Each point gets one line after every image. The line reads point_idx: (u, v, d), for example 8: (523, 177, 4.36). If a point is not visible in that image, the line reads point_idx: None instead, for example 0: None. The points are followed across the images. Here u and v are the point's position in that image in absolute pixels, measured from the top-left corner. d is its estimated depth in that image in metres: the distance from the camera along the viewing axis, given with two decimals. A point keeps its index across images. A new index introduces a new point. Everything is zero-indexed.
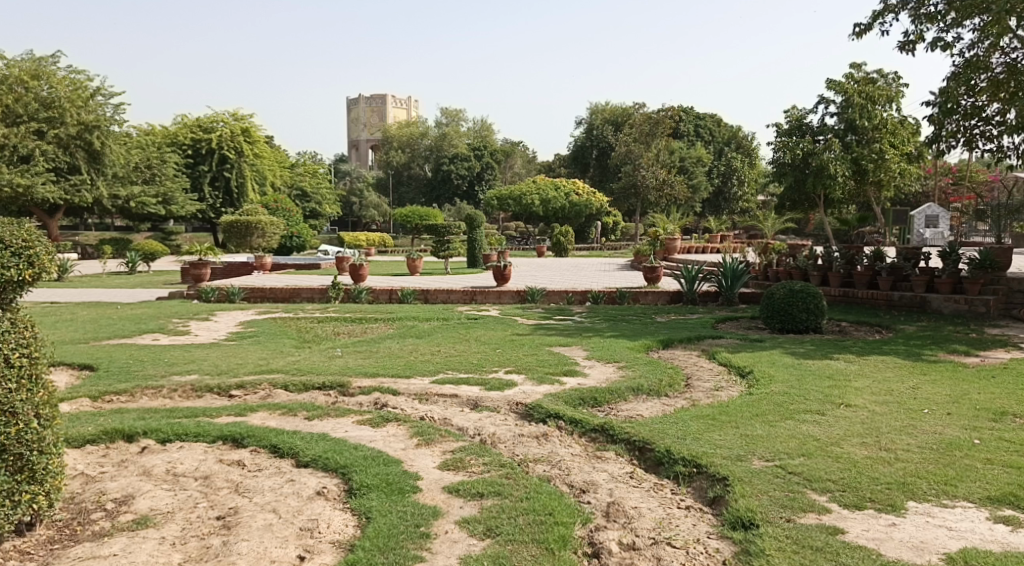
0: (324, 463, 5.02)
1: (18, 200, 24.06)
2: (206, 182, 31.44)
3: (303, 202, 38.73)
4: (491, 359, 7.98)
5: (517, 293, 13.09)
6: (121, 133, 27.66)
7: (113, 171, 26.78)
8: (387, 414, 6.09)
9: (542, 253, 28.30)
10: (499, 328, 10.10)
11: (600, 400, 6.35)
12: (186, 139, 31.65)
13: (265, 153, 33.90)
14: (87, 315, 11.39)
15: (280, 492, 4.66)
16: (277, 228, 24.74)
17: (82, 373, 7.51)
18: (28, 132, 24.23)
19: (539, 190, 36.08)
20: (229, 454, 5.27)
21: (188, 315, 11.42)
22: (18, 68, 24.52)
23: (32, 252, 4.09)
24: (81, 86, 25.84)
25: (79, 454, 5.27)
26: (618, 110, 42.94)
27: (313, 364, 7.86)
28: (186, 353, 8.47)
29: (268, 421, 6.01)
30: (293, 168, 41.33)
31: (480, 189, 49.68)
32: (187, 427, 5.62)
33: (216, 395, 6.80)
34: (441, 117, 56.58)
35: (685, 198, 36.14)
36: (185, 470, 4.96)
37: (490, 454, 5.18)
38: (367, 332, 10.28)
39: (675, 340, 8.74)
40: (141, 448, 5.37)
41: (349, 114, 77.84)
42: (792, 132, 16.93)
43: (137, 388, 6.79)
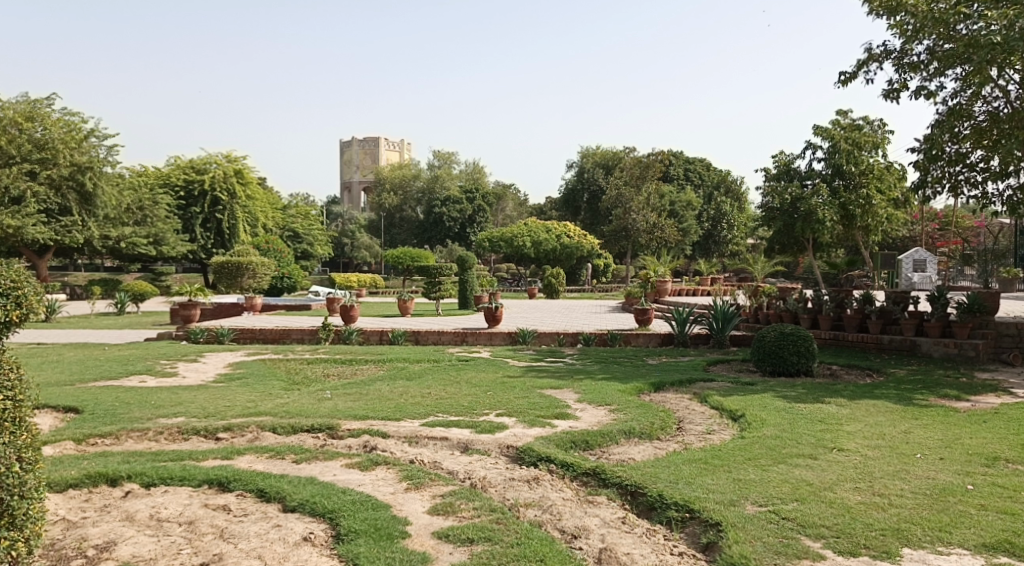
0: (311, 507, 4.94)
1: (8, 240, 24.01)
2: (198, 223, 31.46)
3: (295, 243, 38.79)
4: (481, 402, 7.92)
5: (509, 334, 13.05)
6: (114, 174, 27.74)
7: (105, 213, 26.77)
8: (376, 457, 6.02)
9: (533, 294, 28.36)
10: (490, 370, 10.05)
11: (592, 443, 6.30)
12: (179, 181, 31.79)
13: (258, 195, 34.04)
14: (74, 356, 11.29)
15: (266, 537, 4.58)
16: (269, 269, 24.71)
17: (67, 416, 7.41)
18: (21, 173, 24.33)
19: (530, 232, 36.29)
20: (215, 498, 5.19)
21: (177, 357, 11.34)
22: (13, 110, 24.82)
23: (21, 293, 4.06)
24: (75, 128, 26.03)
25: (60, 499, 5.17)
26: (609, 153, 43.54)
27: (302, 406, 7.79)
28: (173, 394, 8.38)
29: (254, 464, 5.94)
30: (285, 209, 41.45)
31: (472, 231, 49.96)
32: (173, 470, 5.53)
33: (203, 437, 6.71)
34: (434, 159, 57.07)
35: (675, 241, 36.39)
36: (169, 515, 4.87)
37: (481, 498, 5.11)
38: (357, 374, 10.20)
39: (667, 384, 8.69)
40: (124, 493, 5.27)
41: (342, 156, 78.60)
42: (780, 176, 17.21)
43: (123, 431, 6.72)
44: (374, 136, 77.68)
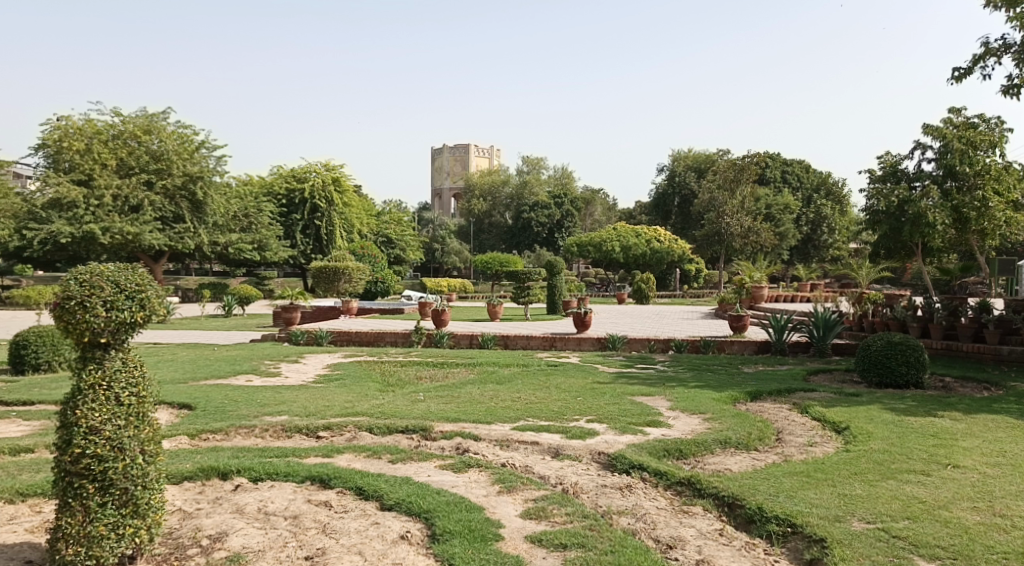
0: (408, 507, 5.05)
1: (128, 246, 25.64)
2: (298, 230, 32.71)
3: (388, 248, 39.76)
4: (572, 407, 7.90)
5: (598, 340, 12.95)
6: (222, 183, 29.25)
7: (214, 220, 28.21)
8: (469, 460, 6.11)
9: (622, 299, 28.11)
10: (580, 375, 10.02)
11: (686, 452, 6.19)
12: (281, 189, 33.19)
13: (354, 202, 35.05)
14: (186, 356, 11.92)
15: (365, 534, 4.71)
16: (363, 274, 25.18)
17: (181, 412, 7.85)
18: (139, 183, 26.24)
19: (620, 237, 36.03)
20: (317, 495, 5.37)
21: (279, 358, 11.80)
22: (133, 124, 26.84)
23: (144, 295, 4.33)
24: (188, 141, 27.77)
25: (177, 491, 5.47)
26: (702, 156, 42.69)
27: (396, 407, 7.98)
28: (277, 394, 8.72)
29: (353, 462, 6.11)
30: (379, 216, 42.58)
31: (560, 236, 50.02)
32: (278, 466, 5.77)
33: (304, 435, 6.97)
34: (522, 165, 57.22)
35: (772, 245, 35.27)
36: (276, 509, 5.08)
37: (574, 504, 5.10)
38: (448, 376, 10.37)
39: (764, 393, 8.46)
40: (234, 486, 5.53)
41: (434, 164, 80.29)
42: (886, 177, 16.63)
43: (232, 427, 7.05)
44: (464, 143, 78.72)
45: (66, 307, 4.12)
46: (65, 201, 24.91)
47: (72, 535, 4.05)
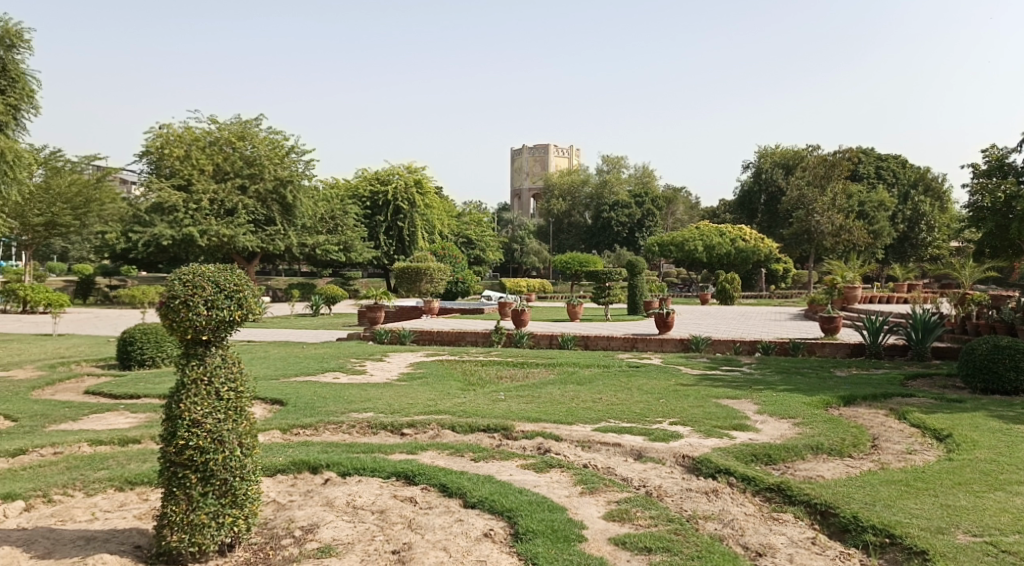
0: (491, 505, 5.09)
1: (224, 248, 26.82)
2: (381, 231, 33.43)
3: (468, 249, 40.19)
4: (655, 409, 7.80)
5: (681, 341, 12.73)
6: (310, 187, 30.17)
7: (303, 222, 29.07)
8: (551, 460, 6.10)
9: (706, 299, 27.57)
10: (663, 377, 9.86)
11: (775, 458, 6.02)
12: (366, 192, 34.04)
13: (435, 203, 35.52)
14: (278, 353, 12.37)
15: (450, 531, 4.77)
16: (444, 274, 25.47)
17: (274, 407, 8.14)
18: (234, 188, 27.38)
19: (703, 236, 35.34)
20: (402, 490, 5.48)
21: (365, 356, 12.08)
22: (228, 131, 28.10)
23: (242, 295, 4.50)
24: (279, 146, 28.82)
25: (271, 483, 5.67)
26: (790, 152, 41.40)
27: (478, 406, 8.05)
28: (363, 391, 8.94)
29: (437, 459, 6.21)
30: (460, 217, 43.08)
31: (641, 235, 49.49)
32: (365, 462, 5.91)
33: (389, 432, 7.11)
34: (603, 164, 56.81)
35: (865, 244, 33.90)
36: (364, 503, 5.20)
37: (658, 507, 5.03)
38: (529, 376, 10.38)
39: (858, 398, 8.14)
40: (324, 480, 5.70)
41: (514, 164, 80.71)
42: (991, 172, 15.74)
43: (321, 423, 7.26)
44: (544, 143, 78.74)
45: (171, 305, 4.32)
46: (167, 205, 26.25)
47: (177, 522, 4.25)
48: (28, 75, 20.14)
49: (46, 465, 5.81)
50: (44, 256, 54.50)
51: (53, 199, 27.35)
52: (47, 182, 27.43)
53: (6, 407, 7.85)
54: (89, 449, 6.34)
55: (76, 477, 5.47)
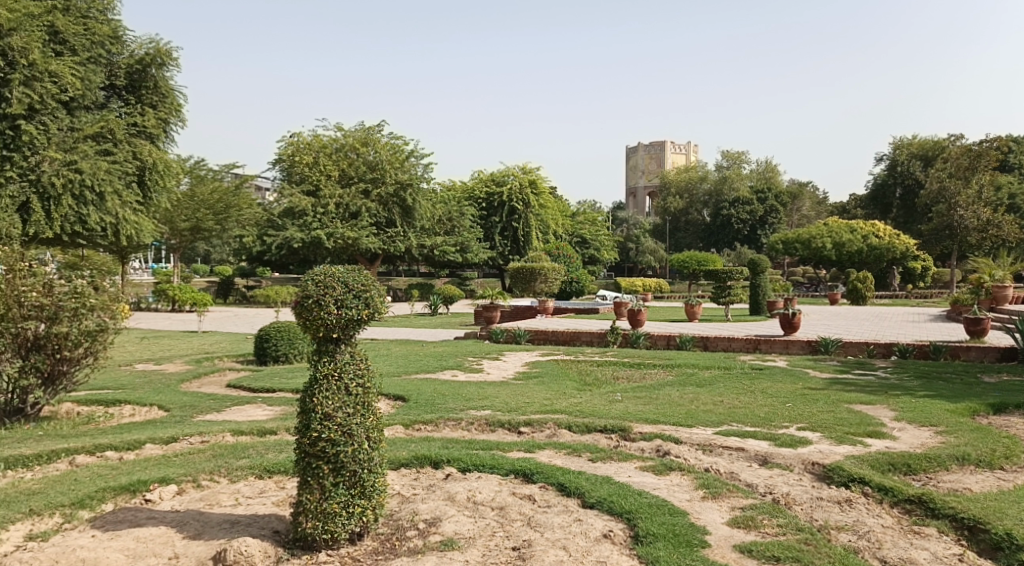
0: (610, 506, 5.04)
1: (348, 250, 27.94)
2: (496, 232, 33.89)
3: (582, 248, 40.09)
4: (781, 414, 7.50)
5: (808, 343, 12.20)
6: (429, 190, 30.97)
7: (422, 224, 29.76)
8: (670, 462, 5.99)
9: (835, 299, 26.28)
10: (789, 380, 9.47)
11: (915, 468, 5.66)
12: (482, 193, 34.58)
13: (550, 204, 35.57)
14: (399, 351, 12.77)
15: (569, 530, 4.77)
16: (559, 274, 25.42)
17: (396, 403, 8.42)
18: (358, 192, 28.53)
19: (832, 233, 33.69)
20: (521, 488, 5.52)
21: (482, 355, 12.28)
22: (352, 138, 29.53)
23: (369, 295, 4.67)
24: (399, 150, 29.81)
25: (396, 476, 5.86)
26: (929, 143, 38.88)
27: (595, 406, 8.01)
28: (481, 389, 9.08)
29: (554, 458, 6.22)
30: (574, 217, 43.02)
31: (763, 233, 47.83)
32: (484, 458, 6.01)
33: (507, 430, 7.19)
34: (722, 160, 55.21)
35: (1016, 240, 31.27)
36: (484, 499, 5.28)
37: (786, 516, 4.84)
38: (646, 378, 10.23)
39: (1010, 406, 7.53)
40: (446, 475, 5.82)
41: (629, 162, 79.84)
42: None
43: (441, 419, 7.43)
44: (661, 140, 77.34)
45: (304, 305, 4.55)
46: (297, 210, 27.67)
47: (312, 510, 4.46)
48: (176, 90, 21.78)
49: (195, 453, 6.25)
50: (189, 257, 58.79)
51: (197, 205, 29.42)
52: (192, 190, 29.54)
53: (159, 398, 8.50)
54: (231, 439, 6.77)
55: (221, 465, 5.84)
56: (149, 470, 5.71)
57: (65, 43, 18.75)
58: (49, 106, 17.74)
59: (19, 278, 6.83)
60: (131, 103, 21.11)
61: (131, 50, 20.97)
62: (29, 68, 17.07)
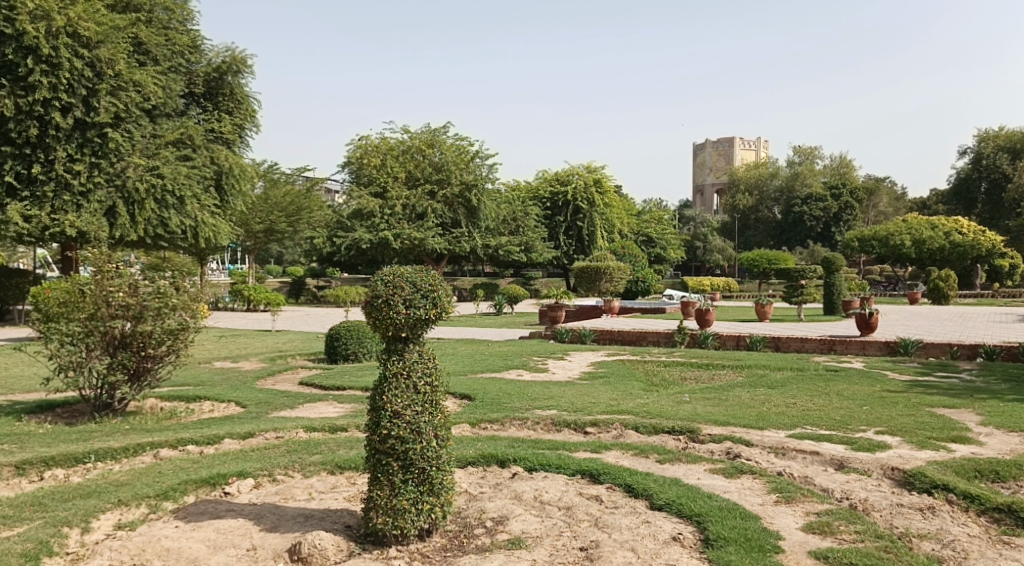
0: (679, 508, 4.97)
1: (415, 250, 28.32)
2: (561, 231, 33.81)
3: (649, 247, 39.67)
4: (858, 417, 7.26)
5: (886, 344, 11.78)
6: (494, 190, 31.12)
7: (486, 224, 29.90)
8: (741, 465, 5.87)
9: (914, 298, 25.30)
10: (866, 382, 9.17)
11: (1003, 475, 5.40)
12: (546, 193, 34.57)
13: (615, 203, 35.29)
14: (465, 350, 12.87)
15: (637, 532, 4.72)
16: (625, 273, 25.18)
17: (463, 402, 8.49)
18: (424, 193, 28.89)
19: (911, 230, 32.44)
20: (588, 488, 5.49)
21: (547, 354, 12.27)
22: (419, 140, 30.02)
23: (437, 294, 4.72)
24: (464, 151, 30.08)
25: (463, 474, 5.90)
26: (1017, 135, 37.08)
27: (662, 407, 7.90)
28: (547, 389, 9.07)
29: (621, 459, 6.17)
30: (640, 215, 42.58)
31: (837, 230, 46.43)
32: (551, 458, 6.01)
33: (573, 430, 7.16)
34: (794, 155, 53.81)
35: None
36: (551, 499, 5.27)
37: (864, 522, 4.68)
38: (715, 378, 10.05)
39: None
40: (512, 474, 5.84)
41: (697, 160, 78.63)
42: None
43: (507, 419, 7.46)
44: (729, 137, 75.88)
45: (374, 305, 4.64)
46: (365, 211, 28.23)
47: (382, 506, 4.54)
48: (250, 97, 22.49)
49: (270, 448, 6.43)
50: (263, 257, 60.60)
51: (271, 208, 30.30)
52: (266, 193, 30.44)
53: (235, 395, 8.78)
54: (304, 435, 6.94)
55: (294, 461, 6.00)
56: (227, 464, 5.90)
57: (148, 54, 19.62)
58: (133, 114, 18.55)
59: (107, 279, 7.17)
60: (208, 110, 21.92)
61: (208, 59, 21.76)
62: (114, 78, 17.89)
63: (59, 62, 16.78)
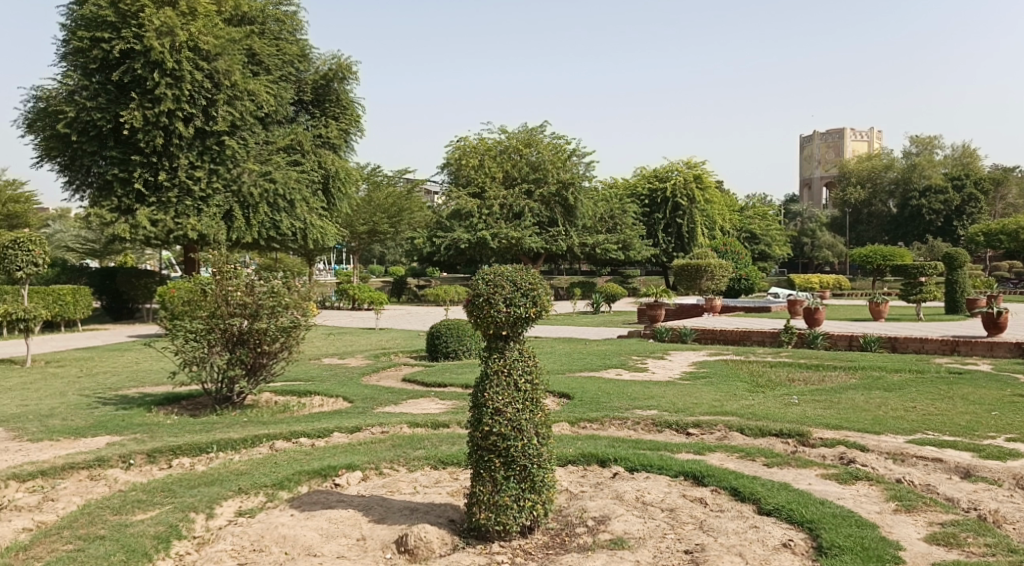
0: (789, 514, 4.81)
1: (512, 249, 28.52)
2: (660, 229, 33.27)
3: (752, 244, 38.54)
4: (985, 423, 6.81)
5: (1016, 346, 10.99)
6: (591, 188, 30.96)
7: (583, 223, 29.75)
8: (856, 471, 5.61)
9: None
10: (994, 386, 8.58)
11: None
12: (644, 190, 34.10)
13: (716, 198, 34.42)
14: (563, 349, 12.87)
15: (745, 536, 4.59)
16: (727, 271, 24.51)
17: (562, 400, 8.50)
18: (521, 193, 29.04)
19: None
20: (692, 490, 5.38)
21: (647, 354, 12.11)
22: (516, 139, 30.20)
23: (536, 293, 4.73)
24: (561, 150, 30.05)
25: (564, 472, 5.90)
26: None
27: (768, 409, 7.65)
28: (647, 388, 8.95)
29: (726, 462, 6.02)
30: (743, 211, 41.37)
31: (960, 224, 43.81)
32: (652, 459, 5.93)
33: (675, 431, 7.04)
34: (911, 145, 51.01)
35: None
36: (653, 500, 5.20)
37: (995, 535, 4.39)
38: (825, 380, 9.64)
39: None
40: (613, 474, 5.80)
41: (805, 153, 75.79)
42: None
43: (606, 418, 7.40)
44: (839, 127, 72.66)
45: (475, 303, 4.70)
46: (464, 211, 28.68)
47: (485, 501, 4.60)
48: (355, 102, 23.18)
49: (376, 442, 6.63)
50: (366, 258, 62.48)
51: (374, 210, 31.18)
52: (369, 196, 31.41)
53: (343, 391, 9.10)
54: (408, 430, 7.12)
55: (400, 455, 6.16)
56: (338, 457, 6.13)
57: (261, 64, 20.62)
58: (248, 122, 19.52)
59: (225, 280, 7.57)
60: (316, 115, 22.77)
61: (316, 67, 22.60)
62: (231, 88, 18.89)
63: (182, 75, 17.85)
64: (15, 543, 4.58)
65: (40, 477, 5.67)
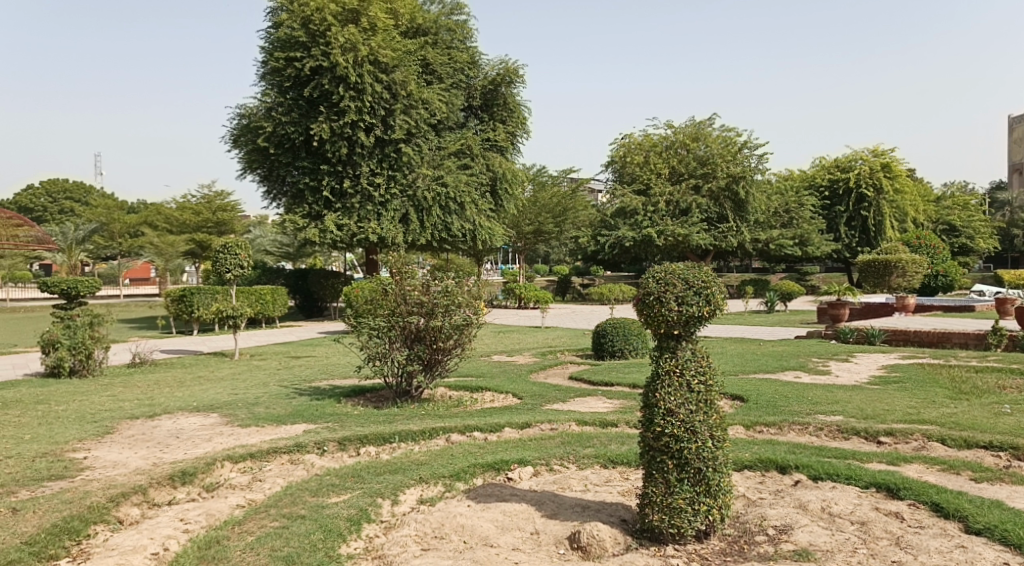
0: (1002, 535, 4.34)
1: (680, 247, 27.88)
2: (842, 222, 31.21)
3: (949, 237, 35.22)
4: None
5: None
6: (764, 181, 29.62)
7: (755, 218, 28.50)
8: None
9: None
10: None
11: None
12: (824, 181, 32.12)
13: (908, 188, 31.73)
14: (735, 349, 12.41)
15: (950, 556, 4.20)
16: (920, 266, 22.52)
17: (736, 403, 8.18)
18: (688, 188, 28.31)
19: None
20: (885, 503, 5.00)
21: (827, 356, 11.39)
22: (684, 134, 29.42)
23: (710, 291, 4.58)
24: (731, 143, 28.95)
25: (740, 477, 5.67)
26: None
27: (973, 419, 6.95)
28: (829, 392, 8.42)
29: (925, 474, 5.53)
30: (939, 201, 37.88)
31: None
32: (839, 468, 5.56)
33: (863, 439, 6.57)
34: None
35: None
36: (841, 511, 4.88)
37: None
38: None
39: None
40: (794, 482, 5.50)
41: (1014, 134, 68.21)
42: None
43: (785, 422, 7.04)
44: None
45: (646, 302, 4.63)
46: (629, 209, 28.41)
47: (658, 503, 4.52)
48: (522, 105, 23.63)
49: (546, 439, 6.70)
50: (534, 257, 63.39)
51: (540, 210, 31.65)
52: (535, 196, 31.92)
53: (513, 387, 9.28)
54: (578, 428, 7.14)
55: (570, 452, 6.20)
56: (510, 452, 6.25)
57: (434, 73, 21.51)
58: (422, 129, 20.46)
59: (404, 279, 7.98)
60: (485, 120, 23.46)
61: (485, 72, 23.24)
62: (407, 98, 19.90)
63: (364, 88, 19.01)
64: (231, 517, 5.07)
65: (250, 458, 6.23)
